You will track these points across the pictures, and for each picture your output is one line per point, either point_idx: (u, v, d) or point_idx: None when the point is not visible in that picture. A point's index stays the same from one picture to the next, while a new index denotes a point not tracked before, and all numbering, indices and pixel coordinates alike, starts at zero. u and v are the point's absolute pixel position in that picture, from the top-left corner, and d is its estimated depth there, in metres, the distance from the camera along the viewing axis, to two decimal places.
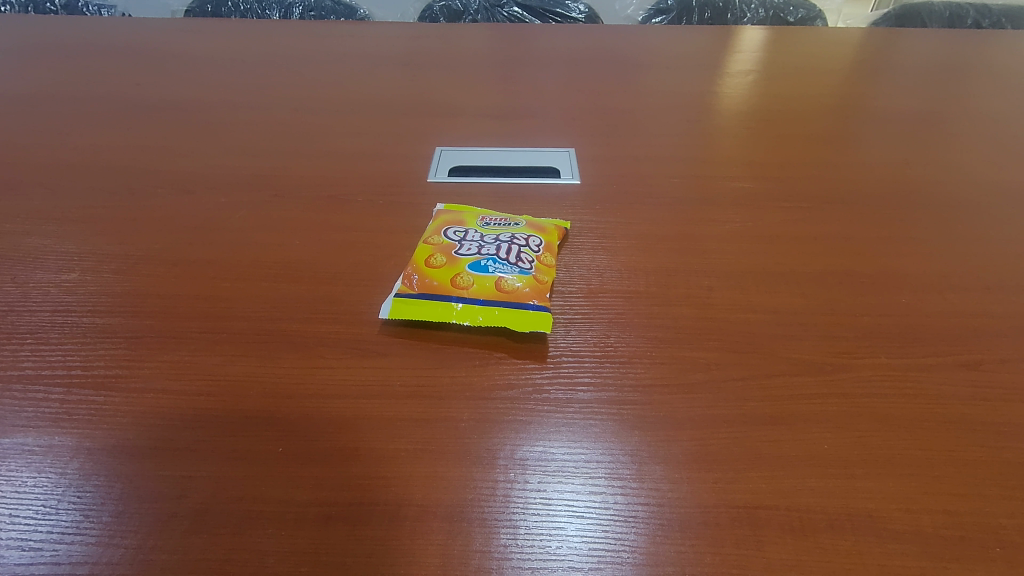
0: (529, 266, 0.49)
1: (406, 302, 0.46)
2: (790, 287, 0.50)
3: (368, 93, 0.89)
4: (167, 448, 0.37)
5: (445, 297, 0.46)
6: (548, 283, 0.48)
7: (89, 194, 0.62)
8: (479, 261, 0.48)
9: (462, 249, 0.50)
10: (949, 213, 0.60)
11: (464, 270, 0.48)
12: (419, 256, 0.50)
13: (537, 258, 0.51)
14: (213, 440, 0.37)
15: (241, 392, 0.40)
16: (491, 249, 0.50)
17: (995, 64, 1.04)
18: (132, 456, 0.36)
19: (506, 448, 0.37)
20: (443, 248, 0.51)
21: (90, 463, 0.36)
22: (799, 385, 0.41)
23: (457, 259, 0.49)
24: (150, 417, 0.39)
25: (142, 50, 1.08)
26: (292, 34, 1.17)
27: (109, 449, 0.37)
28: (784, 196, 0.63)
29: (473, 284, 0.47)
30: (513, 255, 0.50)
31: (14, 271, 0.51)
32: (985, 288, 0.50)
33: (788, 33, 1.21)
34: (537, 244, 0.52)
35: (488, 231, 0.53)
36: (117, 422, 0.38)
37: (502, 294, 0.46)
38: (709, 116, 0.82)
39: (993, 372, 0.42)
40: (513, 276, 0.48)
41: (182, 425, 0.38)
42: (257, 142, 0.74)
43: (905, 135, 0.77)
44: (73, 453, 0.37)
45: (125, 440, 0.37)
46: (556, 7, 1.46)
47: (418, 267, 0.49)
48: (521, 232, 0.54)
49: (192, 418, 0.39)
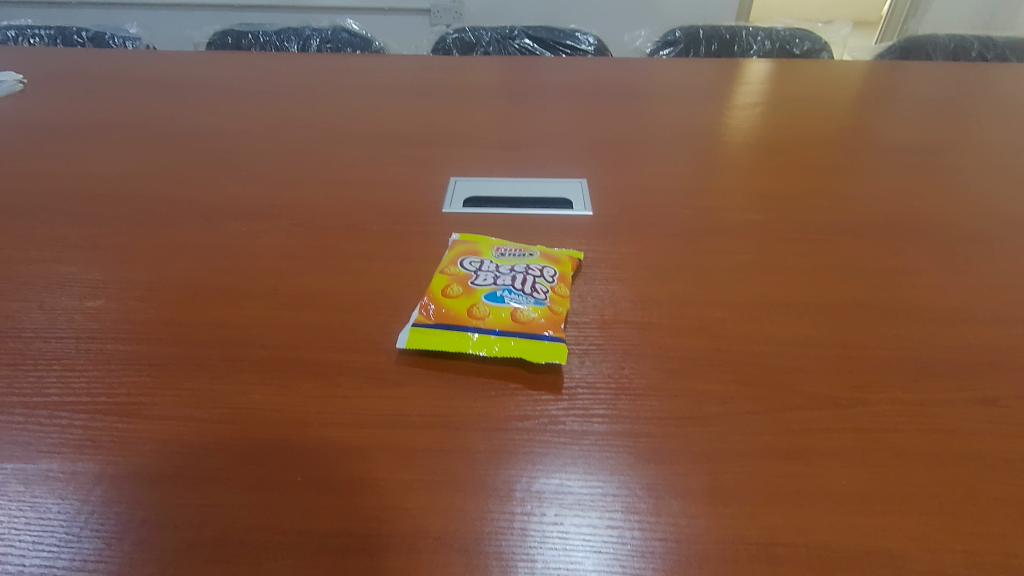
0: (544, 297, 0.50)
1: (423, 332, 0.47)
2: (802, 319, 0.50)
3: (383, 124, 0.92)
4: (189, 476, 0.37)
5: (461, 327, 0.47)
6: (562, 314, 0.49)
7: (114, 222, 0.64)
8: (495, 291, 0.49)
9: (478, 279, 0.51)
10: (960, 245, 0.61)
11: (480, 300, 0.49)
12: (435, 286, 0.51)
13: (551, 288, 0.51)
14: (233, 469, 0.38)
15: (263, 419, 0.41)
16: (506, 279, 0.51)
17: (1000, 95, 1.05)
18: (156, 482, 0.37)
19: (521, 481, 0.37)
20: (459, 279, 0.52)
21: (115, 487, 0.37)
22: (814, 419, 0.41)
23: (473, 289, 0.50)
24: (174, 443, 0.39)
25: (166, 81, 1.11)
26: (310, 66, 1.21)
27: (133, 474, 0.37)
28: (793, 227, 0.64)
29: (489, 314, 0.47)
30: (528, 285, 0.51)
31: (40, 298, 0.52)
32: (998, 321, 0.50)
33: (794, 65, 1.23)
34: (551, 274, 0.53)
35: (504, 261, 0.54)
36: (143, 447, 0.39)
37: (518, 324, 0.47)
38: (716, 147, 0.84)
39: (1010, 407, 0.42)
40: (528, 306, 0.48)
41: (207, 450, 0.39)
42: (275, 171, 0.76)
43: (913, 167, 0.77)
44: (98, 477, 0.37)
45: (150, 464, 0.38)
46: (566, 39, 1.50)
47: (435, 297, 0.50)
48: (535, 262, 0.55)
49: (215, 445, 0.39)
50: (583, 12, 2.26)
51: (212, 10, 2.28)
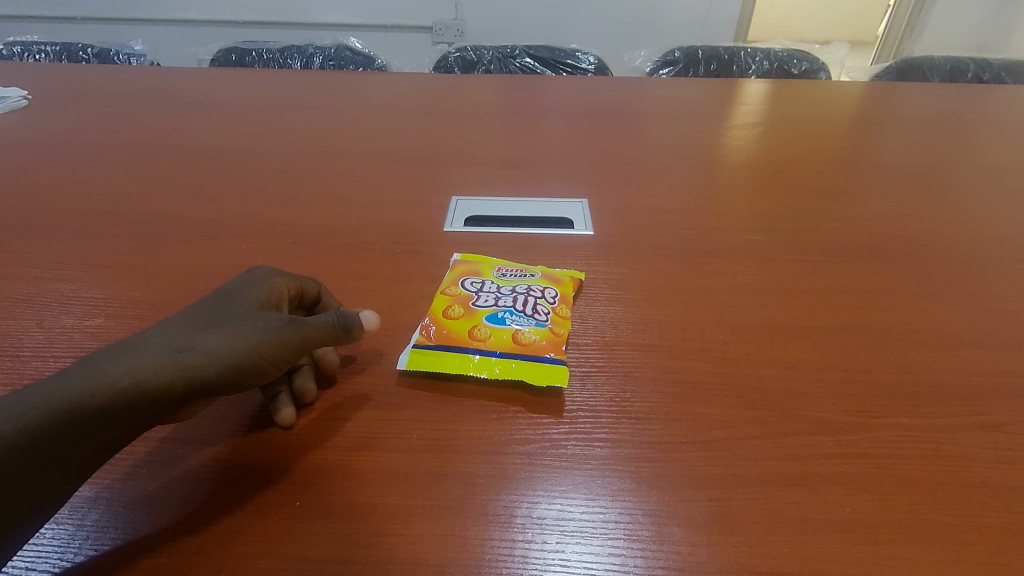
0: (545, 319, 0.50)
1: (423, 353, 0.47)
2: (804, 342, 0.50)
3: (385, 142, 0.92)
4: (159, 379, 0.35)
5: (462, 348, 0.46)
6: (563, 336, 0.49)
7: (115, 240, 0.64)
8: (496, 312, 0.49)
9: (479, 300, 0.51)
10: (961, 269, 0.61)
11: (481, 322, 0.49)
12: (436, 307, 0.51)
13: (553, 310, 0.51)
14: (209, 373, 0.36)
15: (230, 319, 0.39)
16: (507, 300, 0.51)
17: (997, 118, 1.06)
18: (118, 401, 0.34)
19: (522, 507, 0.37)
20: (461, 299, 0.52)
21: (61, 409, 0.32)
22: (817, 444, 0.41)
23: (475, 310, 0.50)
24: (137, 347, 0.36)
25: (169, 98, 1.12)
26: (313, 84, 1.22)
27: (86, 390, 0.33)
28: (793, 249, 0.64)
29: (490, 336, 0.47)
30: (529, 307, 0.51)
31: (39, 316, 0.52)
32: (1000, 345, 0.50)
33: (792, 86, 1.24)
34: (553, 296, 0.53)
35: (505, 282, 0.54)
36: (99, 357, 0.36)
37: (520, 347, 0.47)
38: (715, 167, 0.85)
39: (1014, 434, 0.42)
40: (529, 328, 0.48)
41: (168, 352, 0.36)
42: (277, 189, 0.76)
43: (912, 189, 0.78)
44: (38, 400, 0.33)
45: (103, 377, 0.34)
46: (567, 58, 1.51)
47: (435, 318, 0.50)
48: (537, 283, 0.55)
49: (178, 342, 0.37)
50: (582, 31, 2.28)
51: (216, 27, 2.31)
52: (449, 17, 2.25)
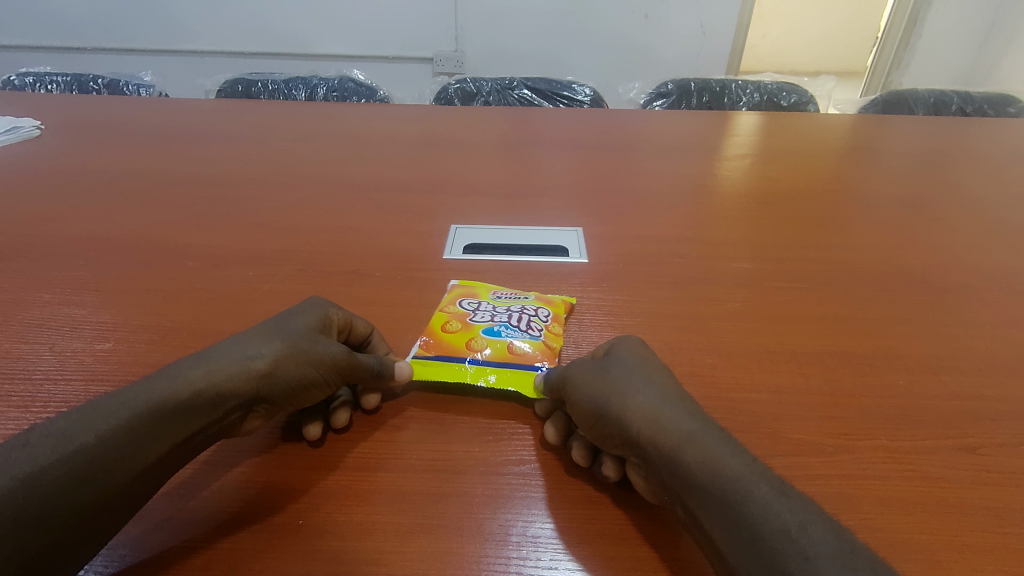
0: (538, 333, 0.53)
1: (423, 363, 0.50)
2: (790, 367, 0.52)
3: (386, 172, 0.95)
4: (233, 384, 0.39)
5: (460, 359, 0.50)
6: (556, 350, 0.52)
7: (124, 266, 0.66)
8: (492, 326, 0.53)
9: (476, 316, 0.54)
10: (942, 296, 0.63)
11: (478, 335, 0.52)
12: (434, 323, 0.54)
13: (546, 327, 0.54)
14: (275, 381, 0.41)
15: (292, 334, 0.43)
16: (503, 317, 0.54)
17: (980, 150, 1.10)
18: (198, 401, 0.38)
19: (517, 526, 0.38)
20: (458, 315, 0.55)
21: (150, 407, 0.36)
22: (802, 466, 0.42)
23: (472, 325, 0.53)
24: (215, 354, 0.40)
25: (177, 128, 1.16)
26: (316, 115, 1.26)
27: (173, 391, 0.37)
28: (781, 276, 0.66)
29: (487, 348, 0.51)
30: (524, 323, 0.54)
31: (50, 339, 0.54)
32: (979, 370, 0.52)
33: (782, 118, 1.29)
34: (546, 314, 0.56)
35: (501, 301, 0.58)
36: (180, 363, 0.40)
37: (515, 357, 0.50)
38: (706, 197, 0.87)
39: (992, 456, 0.43)
40: (524, 341, 0.52)
41: (242, 359, 0.40)
42: (280, 218, 0.79)
43: (897, 219, 0.81)
44: (131, 400, 0.36)
45: (186, 380, 0.38)
46: (563, 90, 1.56)
47: (433, 333, 0.53)
48: (530, 303, 0.58)
49: (250, 351, 0.41)
50: (579, 63, 2.35)
51: (222, 58, 2.37)
52: (449, 49, 2.31)
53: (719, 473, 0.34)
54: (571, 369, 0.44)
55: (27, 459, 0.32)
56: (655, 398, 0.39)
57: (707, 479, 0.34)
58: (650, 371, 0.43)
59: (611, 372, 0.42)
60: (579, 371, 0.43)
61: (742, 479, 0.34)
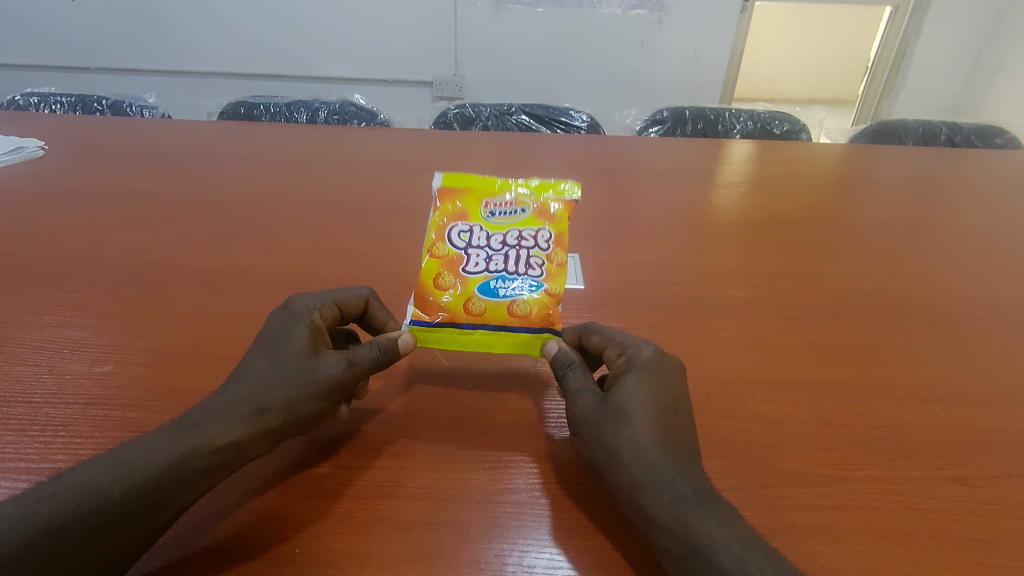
0: (538, 278, 0.52)
1: (424, 331, 0.51)
2: (784, 396, 0.52)
3: (385, 196, 0.96)
4: (244, 434, 0.41)
5: (461, 325, 0.51)
6: (557, 293, 0.52)
7: (125, 288, 0.67)
8: (488, 282, 0.52)
9: (470, 265, 0.53)
10: (932, 326, 0.64)
11: (474, 294, 0.51)
12: (426, 274, 0.53)
13: (546, 260, 0.54)
14: (288, 426, 0.43)
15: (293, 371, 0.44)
16: (498, 264, 0.53)
17: (968, 181, 1.12)
18: (214, 457, 0.40)
19: (513, 555, 0.38)
20: (450, 265, 0.53)
21: (173, 468, 0.38)
22: (795, 496, 0.43)
23: (466, 280, 0.52)
24: (225, 406, 0.42)
25: (180, 149, 1.17)
26: (317, 138, 1.27)
27: (193, 451, 0.39)
28: (774, 305, 0.67)
29: (485, 310, 0.51)
30: (522, 266, 0.53)
31: (49, 362, 0.54)
32: (969, 400, 0.53)
33: (776, 147, 1.31)
34: (546, 239, 0.55)
35: (496, 227, 0.55)
36: (196, 417, 0.42)
37: (515, 319, 0.51)
38: (701, 224, 0.89)
39: (983, 487, 0.44)
40: (523, 298, 0.51)
41: (252, 411, 0.42)
42: (280, 240, 0.79)
43: (888, 249, 0.82)
44: (144, 460, 0.38)
45: (204, 439, 0.40)
46: (561, 116, 1.59)
47: (427, 291, 0.52)
48: (528, 225, 0.55)
49: (258, 400, 0.42)
50: (576, 89, 2.39)
51: (224, 79, 2.41)
52: (449, 74, 2.35)
53: (700, 537, 0.35)
54: (574, 390, 0.45)
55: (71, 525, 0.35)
56: (659, 454, 0.39)
57: (687, 544, 0.36)
58: (668, 412, 0.42)
59: (622, 411, 0.41)
60: (589, 404, 0.43)
61: (703, 545, 0.35)
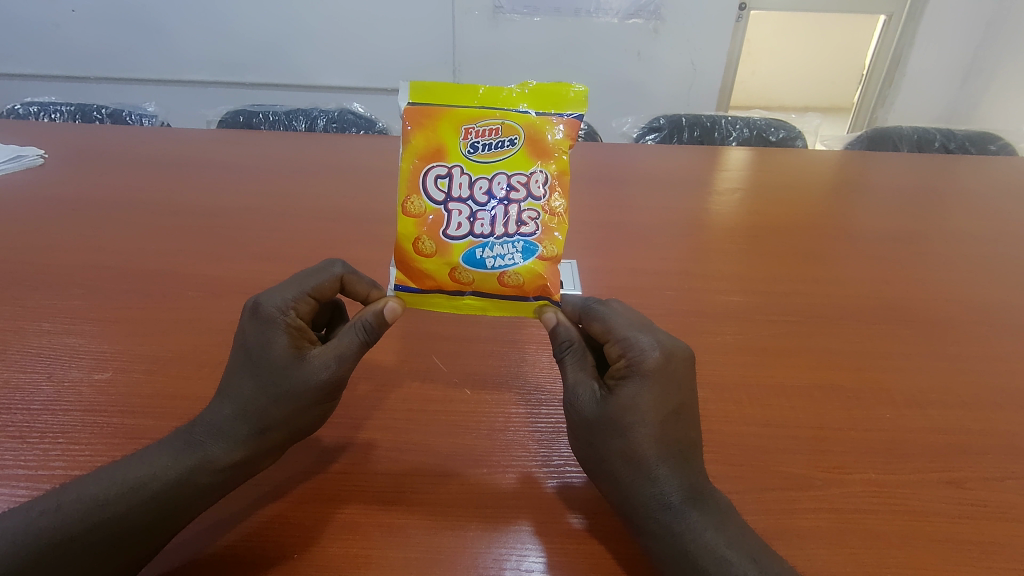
0: (528, 237, 0.51)
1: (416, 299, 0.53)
2: (779, 400, 0.53)
3: (383, 203, 0.97)
4: (248, 451, 0.42)
5: (451, 293, 0.52)
6: (552, 256, 0.52)
7: (124, 296, 0.67)
8: (473, 250, 0.51)
9: (452, 228, 0.51)
10: (927, 330, 0.64)
11: (459, 263, 0.51)
12: (405, 236, 0.52)
13: (541, 215, 0.52)
14: (291, 434, 0.44)
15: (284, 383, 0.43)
16: (484, 225, 0.51)
17: (962, 187, 1.13)
18: (222, 476, 0.41)
19: (511, 560, 0.39)
20: (431, 227, 0.51)
21: (180, 489, 0.39)
22: (792, 499, 0.43)
23: (450, 246, 0.51)
24: (225, 424, 0.42)
25: (179, 158, 1.18)
26: (316, 146, 1.28)
27: (200, 472, 0.40)
28: (770, 310, 0.68)
29: (473, 280, 0.51)
30: (510, 224, 0.51)
31: (48, 369, 0.55)
32: (964, 404, 0.53)
33: (772, 153, 1.33)
34: (540, 181, 0.52)
35: (479, 169, 0.52)
36: (199, 436, 0.42)
37: (507, 289, 0.51)
38: (697, 231, 0.90)
39: (977, 490, 0.44)
40: (513, 268, 0.51)
41: (254, 429, 0.42)
42: (278, 248, 0.80)
43: (883, 255, 0.82)
44: (149, 482, 0.39)
45: (210, 460, 0.40)
46: None
47: (410, 258, 0.52)
48: (518, 164, 0.52)
49: (257, 416, 0.42)
50: None
51: (223, 88, 2.42)
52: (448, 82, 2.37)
53: (695, 543, 0.36)
54: (571, 383, 0.45)
55: (83, 543, 0.36)
56: (661, 470, 0.39)
57: (682, 549, 0.37)
58: (670, 422, 0.40)
59: (622, 423, 0.40)
60: (588, 408, 0.42)
61: (691, 550, 0.36)
